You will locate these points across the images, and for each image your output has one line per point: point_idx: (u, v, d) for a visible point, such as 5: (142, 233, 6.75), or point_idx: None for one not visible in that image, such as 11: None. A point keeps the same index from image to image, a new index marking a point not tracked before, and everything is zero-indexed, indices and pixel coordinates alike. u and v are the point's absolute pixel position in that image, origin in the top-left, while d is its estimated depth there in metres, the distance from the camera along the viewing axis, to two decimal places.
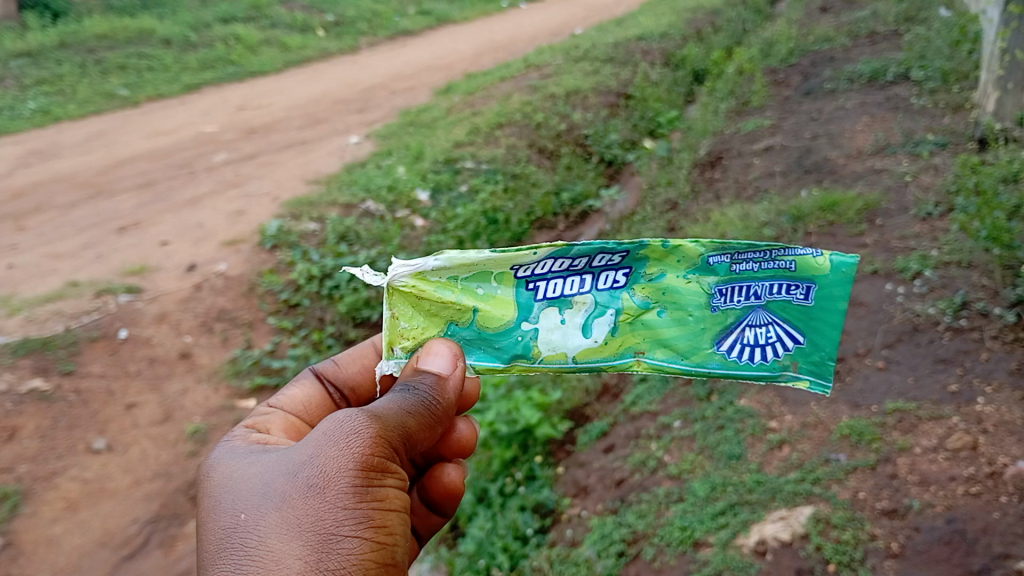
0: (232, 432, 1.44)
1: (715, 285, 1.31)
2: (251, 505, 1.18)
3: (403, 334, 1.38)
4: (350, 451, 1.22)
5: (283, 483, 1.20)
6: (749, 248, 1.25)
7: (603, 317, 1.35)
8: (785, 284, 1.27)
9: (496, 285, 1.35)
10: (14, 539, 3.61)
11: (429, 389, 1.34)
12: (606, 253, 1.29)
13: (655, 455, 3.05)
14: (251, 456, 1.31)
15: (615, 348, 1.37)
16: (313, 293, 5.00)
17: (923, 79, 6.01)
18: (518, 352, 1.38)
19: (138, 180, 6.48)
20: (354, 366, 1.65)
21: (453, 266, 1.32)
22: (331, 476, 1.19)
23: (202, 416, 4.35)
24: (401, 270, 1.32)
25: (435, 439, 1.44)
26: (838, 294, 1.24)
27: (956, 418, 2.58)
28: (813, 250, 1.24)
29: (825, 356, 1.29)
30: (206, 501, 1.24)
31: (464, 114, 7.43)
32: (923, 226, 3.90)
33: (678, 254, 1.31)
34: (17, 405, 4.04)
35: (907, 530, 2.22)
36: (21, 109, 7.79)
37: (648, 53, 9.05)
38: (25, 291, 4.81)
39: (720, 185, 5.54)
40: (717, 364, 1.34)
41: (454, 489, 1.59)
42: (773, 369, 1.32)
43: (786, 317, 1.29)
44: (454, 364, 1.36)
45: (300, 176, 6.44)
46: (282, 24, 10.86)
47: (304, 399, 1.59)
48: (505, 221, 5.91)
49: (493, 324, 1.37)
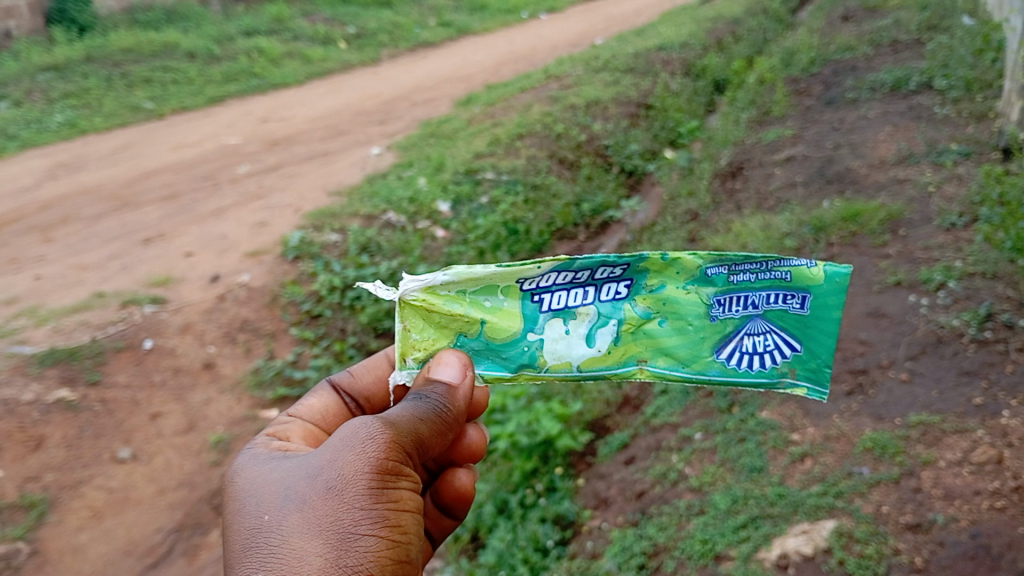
0: (254, 440, 1.45)
1: (714, 295, 1.31)
2: (273, 506, 1.19)
3: (415, 345, 1.40)
4: (367, 455, 1.22)
5: (303, 485, 1.21)
6: (746, 259, 1.26)
7: (606, 327, 1.35)
8: (780, 294, 1.28)
9: (502, 297, 1.36)
10: (41, 547, 3.66)
11: (440, 398, 1.35)
12: (608, 266, 1.30)
13: (676, 467, 3.04)
14: (273, 461, 1.32)
15: (619, 357, 1.37)
16: (335, 303, 5.04)
17: (946, 88, 5.97)
18: (524, 362, 1.38)
19: (163, 191, 6.57)
20: (369, 376, 1.65)
21: (461, 280, 1.34)
22: (349, 479, 1.20)
23: (225, 426, 4.40)
24: (411, 285, 1.34)
25: (447, 445, 1.44)
26: (833, 303, 1.25)
27: (981, 431, 2.55)
28: (807, 260, 1.25)
29: (821, 363, 1.29)
30: (230, 504, 1.25)
31: (484, 125, 7.47)
32: (947, 237, 3.87)
33: (678, 266, 1.31)
34: (44, 414, 4.09)
35: (931, 545, 2.20)
36: (48, 122, 7.92)
37: (668, 63, 9.02)
38: (52, 301, 4.88)
39: (741, 196, 5.52)
40: (717, 372, 1.33)
41: (465, 494, 1.59)
42: (771, 376, 1.32)
43: (783, 326, 1.29)
44: (463, 373, 1.37)
45: (322, 187, 6.49)
46: (305, 36, 10.96)
47: (322, 408, 1.60)
48: (526, 232, 5.94)
49: (500, 335, 1.37)
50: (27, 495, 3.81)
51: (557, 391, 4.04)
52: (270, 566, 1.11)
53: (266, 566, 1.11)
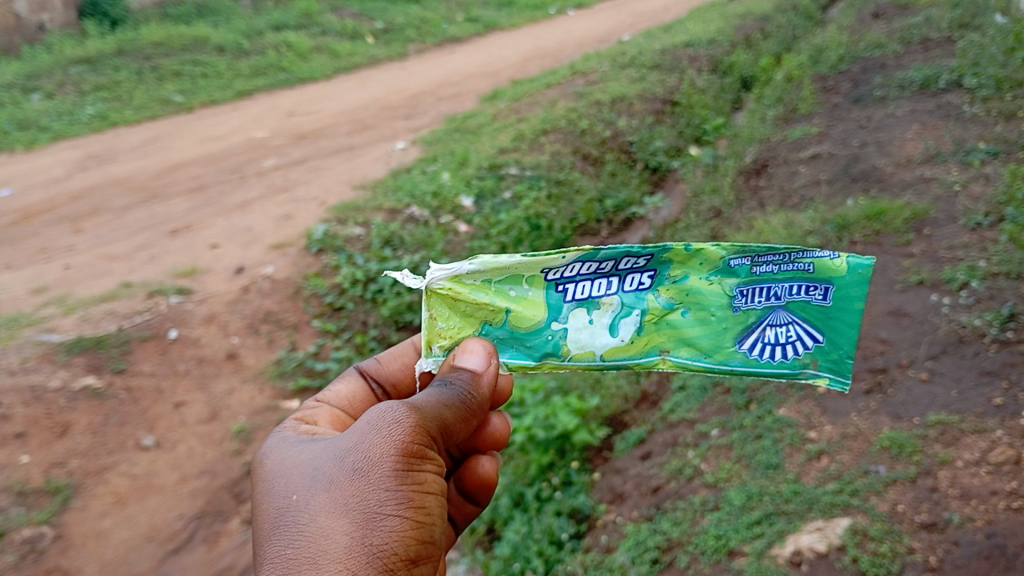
0: (282, 423, 1.48)
1: (736, 286, 1.31)
2: (302, 487, 1.22)
3: (441, 333, 1.42)
4: (392, 438, 1.24)
5: (330, 467, 1.23)
6: (769, 251, 1.25)
7: (630, 317, 1.36)
8: (803, 285, 1.27)
9: (527, 287, 1.37)
10: (65, 531, 3.73)
11: (464, 384, 1.36)
12: (631, 256, 1.30)
13: (692, 463, 3.04)
14: (302, 444, 1.34)
15: (641, 346, 1.38)
16: (357, 296, 5.07)
17: (976, 86, 5.89)
18: (548, 351, 1.40)
19: (190, 184, 6.65)
20: (396, 363, 1.67)
21: (486, 269, 1.35)
22: (376, 460, 1.21)
23: (247, 415, 4.45)
24: (438, 274, 1.35)
25: (471, 431, 1.45)
26: (855, 295, 1.24)
27: (1000, 431, 2.53)
28: (830, 252, 1.24)
29: (843, 354, 1.29)
30: (260, 485, 1.27)
31: (509, 121, 7.48)
32: (972, 236, 3.83)
33: (701, 257, 1.30)
34: (70, 401, 4.17)
35: (946, 544, 2.19)
36: (80, 115, 8.05)
37: (695, 60, 8.97)
38: (81, 291, 4.97)
39: (765, 193, 5.49)
40: (739, 362, 1.35)
41: (488, 481, 1.60)
42: (793, 367, 1.33)
43: (806, 317, 1.29)
44: (488, 361, 1.38)
45: (346, 181, 6.54)
46: (333, 31, 11.04)
47: (349, 394, 1.62)
48: (548, 227, 5.93)
49: (525, 324, 1.38)
50: (52, 480, 3.89)
51: (575, 386, 4.05)
52: (298, 544, 1.14)
53: (295, 544, 1.14)
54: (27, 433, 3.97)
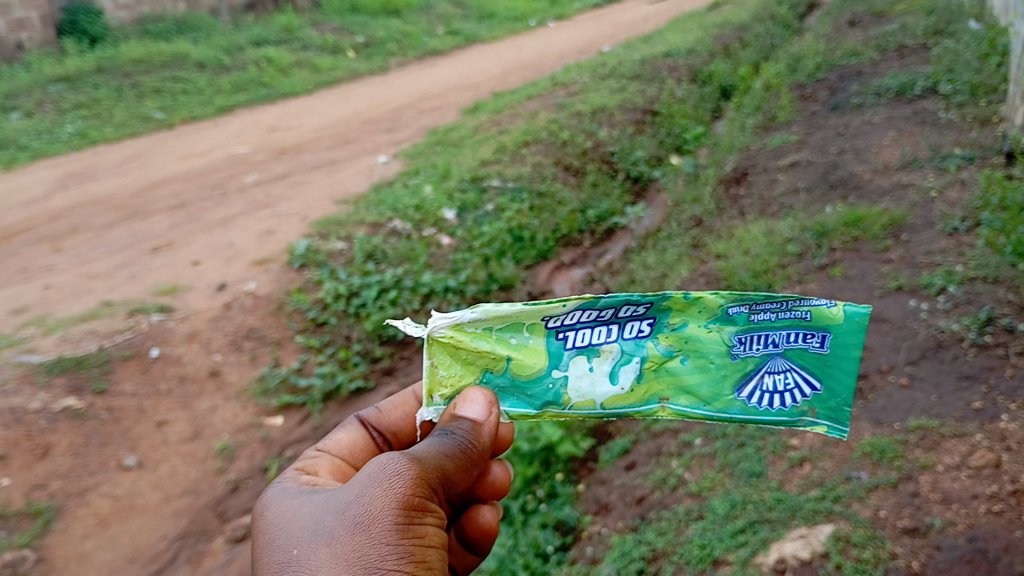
0: (282, 474, 1.47)
1: (735, 334, 1.28)
2: (303, 541, 1.20)
3: (442, 382, 1.40)
4: (393, 491, 1.23)
5: (331, 520, 1.21)
6: (766, 298, 1.22)
7: (629, 364, 1.33)
8: (800, 333, 1.24)
9: (527, 335, 1.35)
10: (47, 555, 3.70)
11: (465, 434, 1.36)
12: (631, 304, 1.28)
13: (676, 472, 3.05)
14: (303, 496, 1.33)
15: (641, 394, 1.35)
16: (341, 311, 5.02)
17: (952, 92, 5.96)
18: (549, 399, 1.36)
19: (172, 201, 6.62)
20: (397, 412, 1.66)
21: (488, 318, 1.33)
22: (376, 514, 1.20)
23: (230, 433, 4.44)
24: (440, 322, 1.34)
25: (472, 480, 1.45)
26: (853, 342, 1.21)
27: (980, 435, 2.55)
28: (826, 299, 1.21)
29: (841, 402, 1.25)
30: (262, 538, 1.26)
31: (491, 132, 7.49)
32: (949, 241, 3.87)
33: (699, 305, 1.28)
34: (51, 422, 4.14)
35: (928, 549, 2.20)
36: (59, 133, 8.01)
37: (675, 70, 9.01)
38: (61, 310, 4.93)
39: (745, 201, 5.52)
40: (738, 410, 1.30)
41: (489, 531, 1.57)
42: (792, 415, 1.28)
43: (803, 364, 1.25)
44: (489, 410, 1.37)
45: (329, 196, 6.52)
46: (314, 46, 11.03)
47: (349, 443, 1.61)
48: (531, 238, 5.94)
49: (526, 372, 1.36)
50: (34, 503, 3.85)
51: None
52: None
53: None
54: (7, 455, 3.94)
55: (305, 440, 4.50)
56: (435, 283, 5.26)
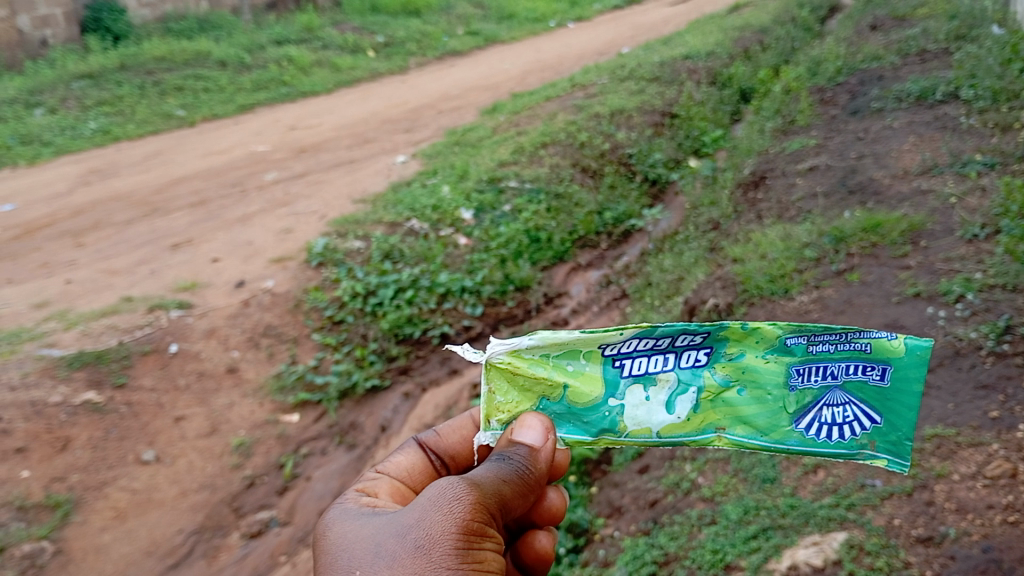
0: (343, 495, 1.47)
1: (793, 364, 1.27)
2: (364, 563, 1.21)
3: (499, 407, 1.40)
4: (453, 515, 1.23)
5: (393, 542, 1.22)
6: (825, 329, 1.22)
7: (686, 394, 1.32)
8: (860, 365, 1.24)
9: (584, 362, 1.34)
10: (64, 546, 3.74)
11: (522, 460, 1.36)
12: (688, 333, 1.28)
13: (689, 477, 3.05)
14: (364, 517, 1.34)
15: (697, 424, 1.33)
16: (357, 310, 5.04)
17: (973, 98, 5.92)
18: (605, 427, 1.36)
19: (192, 198, 6.68)
20: (455, 436, 1.64)
21: (545, 345, 1.32)
22: (436, 538, 1.20)
23: (247, 429, 4.48)
24: (498, 348, 1.34)
25: (529, 505, 1.44)
26: (914, 376, 1.20)
27: (996, 445, 2.54)
28: (887, 332, 1.21)
29: (902, 436, 1.23)
30: (324, 559, 1.27)
31: (509, 133, 7.50)
32: (968, 249, 3.86)
33: (757, 335, 1.27)
34: (70, 416, 4.19)
35: (942, 558, 2.20)
36: (82, 129, 8.10)
37: (694, 72, 8.99)
38: (82, 305, 4.98)
39: (763, 205, 5.49)
40: (796, 442, 1.28)
41: (545, 556, 1.57)
42: (851, 447, 1.26)
43: (863, 397, 1.24)
44: (546, 436, 1.36)
45: (347, 195, 6.56)
46: (334, 45, 11.08)
47: (408, 465, 1.60)
48: (547, 240, 5.94)
49: (582, 400, 1.35)
50: (52, 495, 3.90)
51: None
52: None
53: None
54: (27, 448, 3.99)
55: (320, 438, 4.56)
56: (452, 284, 5.29)
